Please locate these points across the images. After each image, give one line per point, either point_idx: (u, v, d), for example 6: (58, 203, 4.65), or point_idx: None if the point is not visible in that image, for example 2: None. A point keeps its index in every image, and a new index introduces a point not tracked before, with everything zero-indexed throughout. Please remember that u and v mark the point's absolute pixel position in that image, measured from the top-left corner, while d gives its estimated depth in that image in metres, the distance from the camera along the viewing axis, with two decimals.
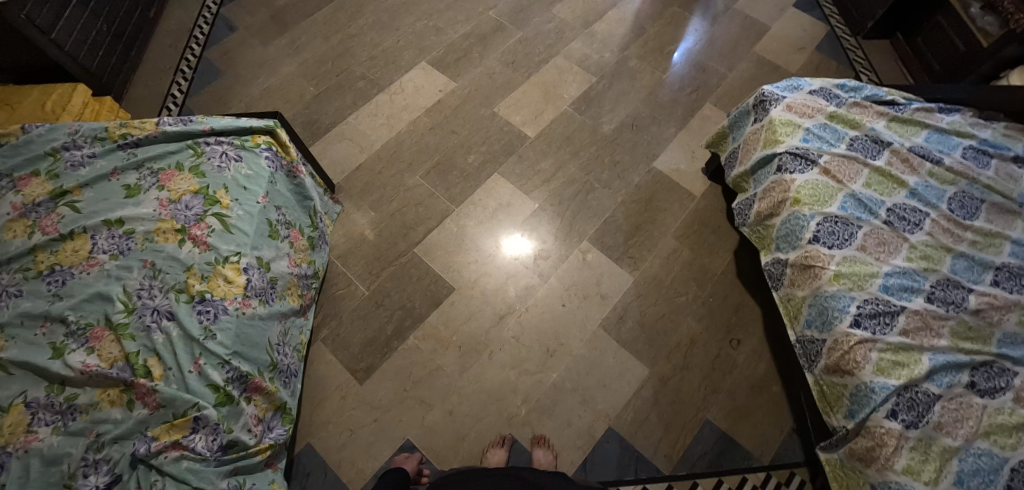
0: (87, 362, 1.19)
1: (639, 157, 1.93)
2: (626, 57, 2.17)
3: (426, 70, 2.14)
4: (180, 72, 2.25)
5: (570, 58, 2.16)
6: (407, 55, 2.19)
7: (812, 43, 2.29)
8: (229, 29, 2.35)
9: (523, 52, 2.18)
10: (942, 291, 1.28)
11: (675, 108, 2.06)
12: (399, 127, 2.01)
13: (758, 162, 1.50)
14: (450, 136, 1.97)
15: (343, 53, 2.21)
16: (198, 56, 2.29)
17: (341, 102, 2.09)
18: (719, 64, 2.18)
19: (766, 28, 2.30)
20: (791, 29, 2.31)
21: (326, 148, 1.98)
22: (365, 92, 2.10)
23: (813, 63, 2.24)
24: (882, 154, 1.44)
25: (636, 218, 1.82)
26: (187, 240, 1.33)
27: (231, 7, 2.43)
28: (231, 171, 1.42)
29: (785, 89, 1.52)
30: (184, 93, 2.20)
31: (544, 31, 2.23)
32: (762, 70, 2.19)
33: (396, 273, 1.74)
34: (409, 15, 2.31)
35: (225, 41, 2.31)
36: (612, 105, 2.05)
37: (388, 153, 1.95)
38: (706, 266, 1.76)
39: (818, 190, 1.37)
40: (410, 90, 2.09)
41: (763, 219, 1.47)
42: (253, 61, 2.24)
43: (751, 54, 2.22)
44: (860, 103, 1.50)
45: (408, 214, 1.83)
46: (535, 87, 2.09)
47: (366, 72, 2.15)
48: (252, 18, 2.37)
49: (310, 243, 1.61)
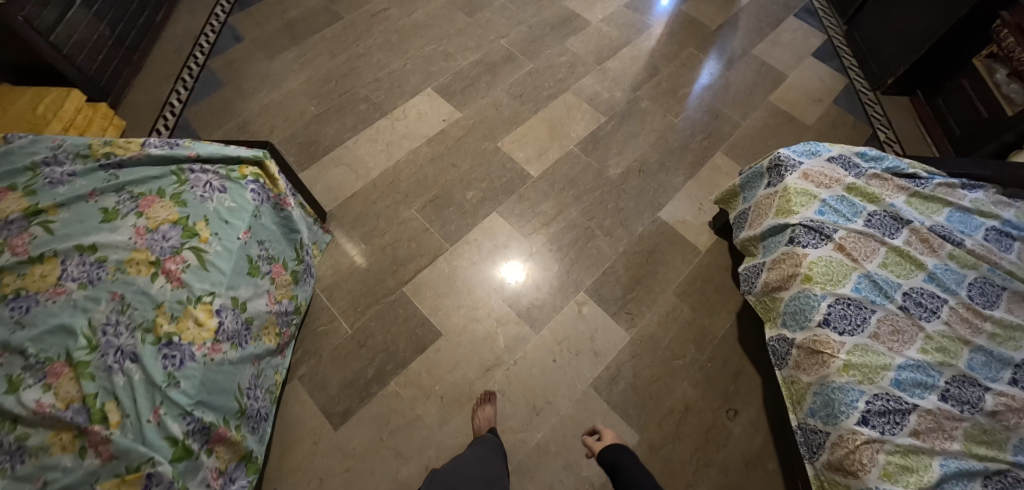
0: (42, 401, 1.09)
1: (644, 205, 1.86)
2: (638, 98, 2.10)
3: (431, 97, 2.08)
4: (180, 80, 2.19)
5: (580, 94, 2.09)
6: (413, 80, 2.12)
7: (831, 95, 2.22)
8: (235, 38, 2.29)
9: (533, 84, 2.11)
10: (957, 389, 1.20)
11: (685, 155, 1.98)
12: (398, 155, 1.94)
13: (768, 230, 1.42)
14: (450, 169, 1.90)
15: (348, 73, 2.15)
16: (200, 65, 2.23)
17: (342, 124, 2.02)
18: (734, 111, 2.10)
19: (784, 76, 2.23)
20: (811, 79, 2.24)
21: (321, 172, 1.92)
22: (367, 116, 2.03)
23: (830, 116, 2.16)
24: (900, 233, 1.36)
25: (636, 270, 1.74)
26: (160, 274, 1.25)
27: (238, 16, 2.37)
28: (214, 202, 1.35)
29: (802, 154, 1.44)
30: (183, 103, 2.14)
31: (556, 64, 2.17)
32: (778, 121, 2.11)
33: (381, 313, 1.67)
34: (419, 37, 2.24)
35: (229, 50, 2.25)
36: (619, 147, 1.97)
37: (385, 183, 1.88)
38: (706, 328, 1.68)
39: (831, 268, 1.29)
40: (413, 116, 2.02)
41: (771, 290, 1.39)
42: (255, 74, 2.18)
43: (767, 102, 2.15)
44: (880, 175, 1.42)
45: (400, 249, 1.76)
46: (542, 122, 2.01)
47: (369, 94, 2.09)
48: (258, 29, 2.31)
49: (294, 277, 1.55)
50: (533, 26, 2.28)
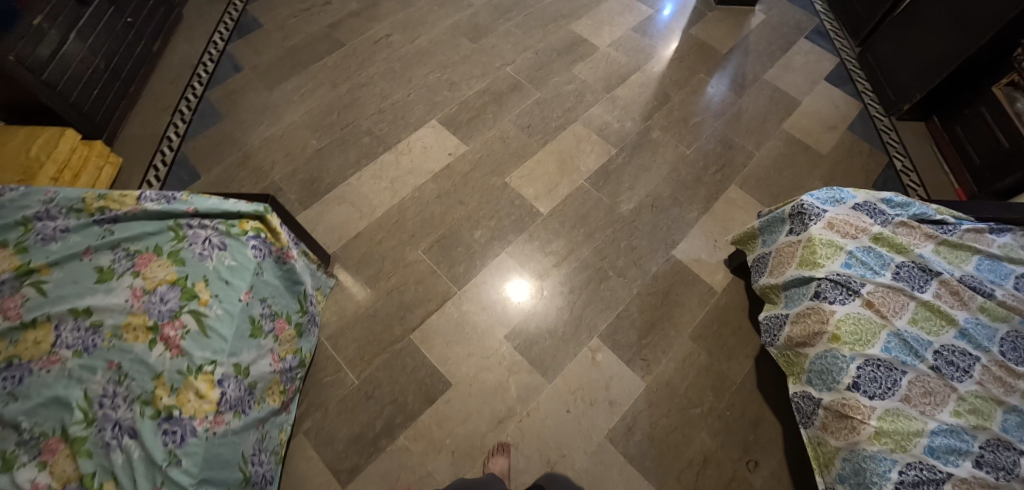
0: (37, 481, 1.04)
1: (657, 242, 1.80)
2: (649, 128, 2.04)
3: (437, 129, 2.01)
4: (178, 112, 2.13)
5: (589, 125, 2.04)
6: (417, 111, 2.06)
7: (845, 121, 2.16)
8: (234, 68, 2.23)
9: (540, 115, 2.06)
10: (992, 455, 1.14)
11: (699, 188, 1.92)
12: (403, 192, 1.88)
13: (792, 281, 1.37)
14: (457, 207, 1.84)
15: (350, 104, 2.09)
16: (199, 97, 2.18)
17: (344, 159, 1.96)
18: (747, 141, 2.05)
19: (797, 103, 2.18)
20: (824, 105, 2.19)
21: (324, 210, 1.86)
22: (370, 150, 1.97)
23: (845, 144, 2.11)
24: (929, 285, 1.30)
25: (651, 313, 1.69)
26: (158, 341, 1.19)
27: (236, 43, 2.32)
28: (213, 260, 1.29)
29: (826, 201, 1.38)
30: (181, 136, 2.08)
31: (564, 93, 2.11)
32: (792, 150, 2.05)
33: (389, 362, 1.61)
34: (423, 66, 2.18)
35: (227, 80, 2.19)
36: (631, 181, 1.92)
37: (390, 222, 1.82)
38: (724, 373, 1.63)
39: (860, 326, 1.24)
40: (418, 150, 1.96)
41: (795, 345, 1.33)
42: (255, 105, 2.12)
43: (781, 130, 2.09)
44: (908, 223, 1.36)
45: (407, 294, 1.71)
46: (551, 155, 1.96)
47: (372, 126, 2.03)
48: (258, 58, 2.25)
49: (298, 330, 1.49)
50: (539, 53, 2.22)
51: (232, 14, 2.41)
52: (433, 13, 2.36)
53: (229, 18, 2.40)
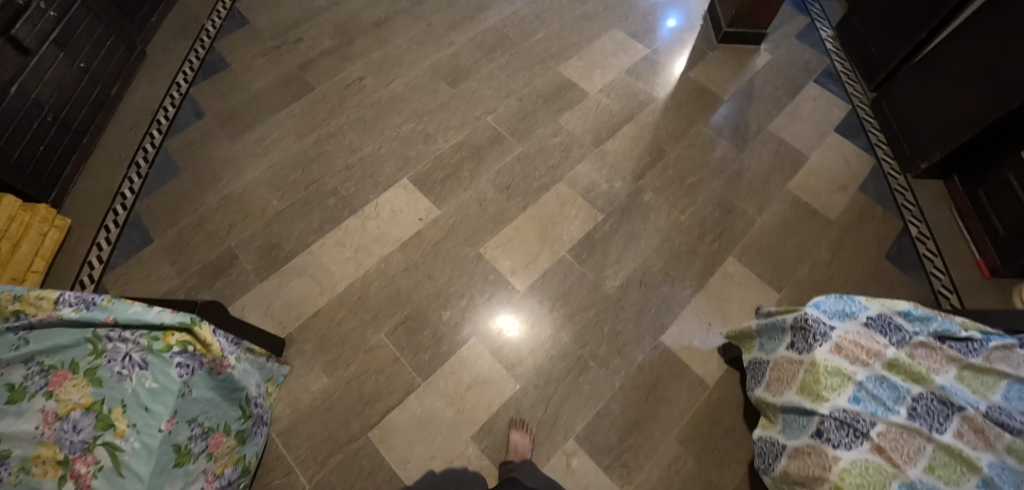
0: None
1: (644, 326, 1.64)
2: (641, 188, 1.86)
3: (407, 189, 1.85)
4: (135, 165, 1.99)
5: (575, 185, 1.86)
6: (388, 168, 1.89)
7: (857, 180, 1.97)
8: (196, 114, 2.08)
9: (521, 173, 1.88)
10: None
11: (693, 261, 1.75)
12: (368, 264, 1.72)
13: (791, 407, 1.20)
14: (426, 282, 1.68)
15: (317, 158, 1.93)
16: (157, 147, 2.03)
17: (307, 223, 1.80)
18: (748, 204, 1.86)
19: (803, 158, 1.99)
20: (834, 161, 2.00)
21: (282, 283, 1.71)
22: (335, 213, 1.82)
23: (857, 207, 1.91)
24: (950, 423, 1.11)
25: (634, 411, 1.53)
26: (66, 480, 1.05)
27: (201, 86, 2.17)
28: (133, 382, 1.14)
29: (834, 315, 1.21)
30: (136, 192, 1.94)
31: (548, 146, 1.93)
32: (798, 214, 1.87)
33: (343, 464, 1.47)
34: (397, 114, 2.01)
35: (188, 129, 2.05)
36: (618, 253, 1.74)
37: (352, 298, 1.67)
38: (714, 484, 1.45)
39: (869, 477, 1.06)
40: (387, 214, 1.80)
41: (791, 483, 1.16)
42: (216, 159, 1.97)
43: (786, 191, 1.91)
44: (927, 343, 1.18)
45: (366, 384, 1.56)
46: (531, 222, 1.78)
47: (339, 185, 1.87)
48: (222, 103, 2.10)
49: (239, 438, 1.36)
50: (524, 99, 2.05)
51: (198, 52, 2.27)
52: (412, 52, 2.19)
53: (195, 56, 2.26)
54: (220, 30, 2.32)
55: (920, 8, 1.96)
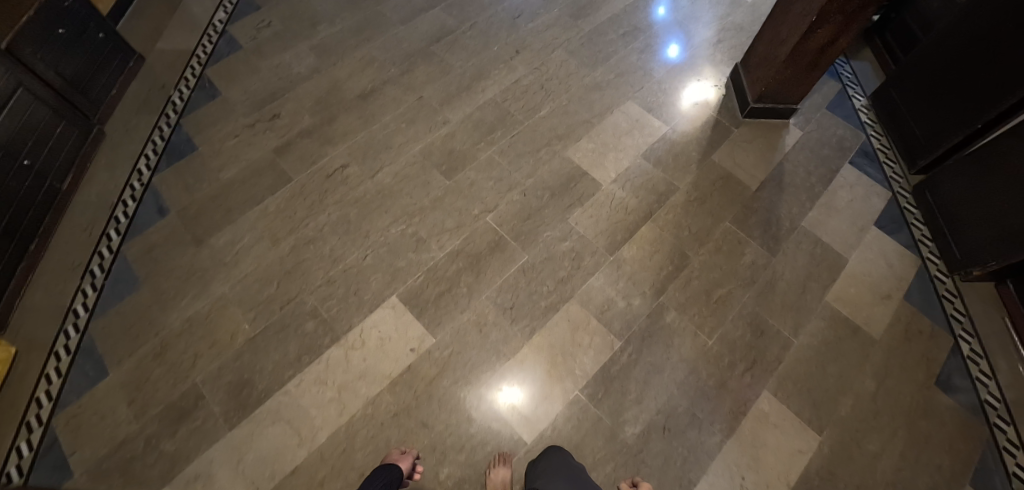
0: None
1: (669, 483, 1.44)
2: (662, 306, 1.64)
3: (397, 310, 1.63)
4: (89, 274, 1.76)
5: (588, 303, 1.64)
6: (375, 283, 1.67)
7: (901, 287, 1.76)
8: (158, 211, 1.85)
9: (527, 289, 1.65)
10: None
11: (722, 398, 1.54)
12: (353, 407, 1.51)
13: None
14: (419, 431, 1.48)
15: (294, 270, 1.70)
16: (116, 250, 1.80)
17: (282, 354, 1.58)
18: (783, 323, 1.65)
19: (842, 262, 1.78)
20: (875, 264, 1.79)
21: (254, 432, 1.49)
22: (314, 341, 1.60)
23: (903, 321, 1.71)
24: None
25: None
26: None
27: (165, 174, 1.93)
28: None
29: None
30: (90, 309, 1.71)
31: (557, 254, 1.70)
32: (838, 334, 1.66)
33: None
34: (384, 213, 1.78)
35: (150, 230, 1.81)
36: (638, 390, 1.53)
37: (335, 452, 1.46)
38: None
39: None
40: (374, 343, 1.58)
41: None
42: (180, 268, 1.74)
43: (823, 304, 1.70)
44: None
45: None
46: (538, 351, 1.57)
47: (318, 305, 1.64)
48: (188, 197, 1.87)
49: None
50: (528, 193, 1.81)
51: (163, 130, 2.04)
52: (401, 132, 1.94)
53: (159, 135, 2.03)
54: (188, 104, 2.09)
55: (976, 95, 1.73)
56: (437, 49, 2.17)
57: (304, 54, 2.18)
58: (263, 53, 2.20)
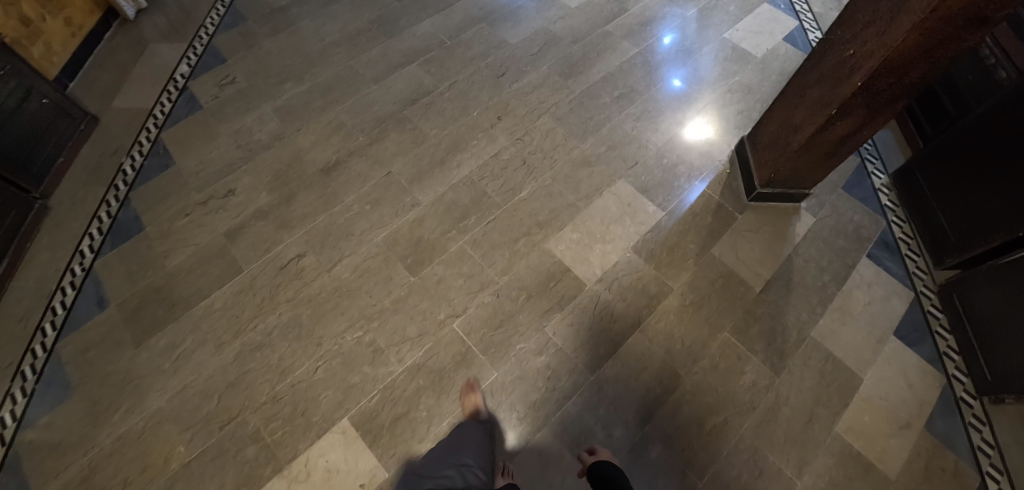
0: None
1: None
2: (647, 438, 1.45)
3: (347, 436, 1.45)
4: (19, 376, 1.57)
5: (563, 433, 1.45)
6: (325, 401, 1.49)
7: (922, 413, 1.55)
8: (98, 304, 1.68)
9: (494, 414, 1.47)
10: None
11: None
12: None
13: None
14: None
15: (237, 382, 1.53)
16: (50, 348, 1.62)
17: (218, 485, 1.41)
18: (784, 459, 1.45)
19: (855, 382, 1.57)
20: (892, 385, 1.58)
21: None
22: (254, 471, 1.43)
23: (923, 457, 1.49)
24: None
25: None
26: None
27: (109, 259, 1.76)
28: None
29: None
30: (19, 418, 1.51)
31: (530, 371, 1.51)
32: (848, 473, 1.45)
33: None
34: (340, 315, 1.60)
35: (88, 326, 1.65)
36: None
37: None
38: None
39: None
40: (319, 476, 1.41)
41: None
42: (116, 374, 1.57)
43: (831, 436, 1.49)
44: None
45: None
46: None
47: (261, 426, 1.47)
48: (130, 287, 1.70)
49: None
50: (500, 294, 1.62)
51: (111, 205, 1.87)
52: (364, 216, 1.75)
53: (106, 211, 1.86)
54: (139, 174, 1.92)
55: (1013, 197, 1.49)
56: (411, 113, 1.97)
57: (267, 117, 2.00)
58: (224, 115, 2.03)
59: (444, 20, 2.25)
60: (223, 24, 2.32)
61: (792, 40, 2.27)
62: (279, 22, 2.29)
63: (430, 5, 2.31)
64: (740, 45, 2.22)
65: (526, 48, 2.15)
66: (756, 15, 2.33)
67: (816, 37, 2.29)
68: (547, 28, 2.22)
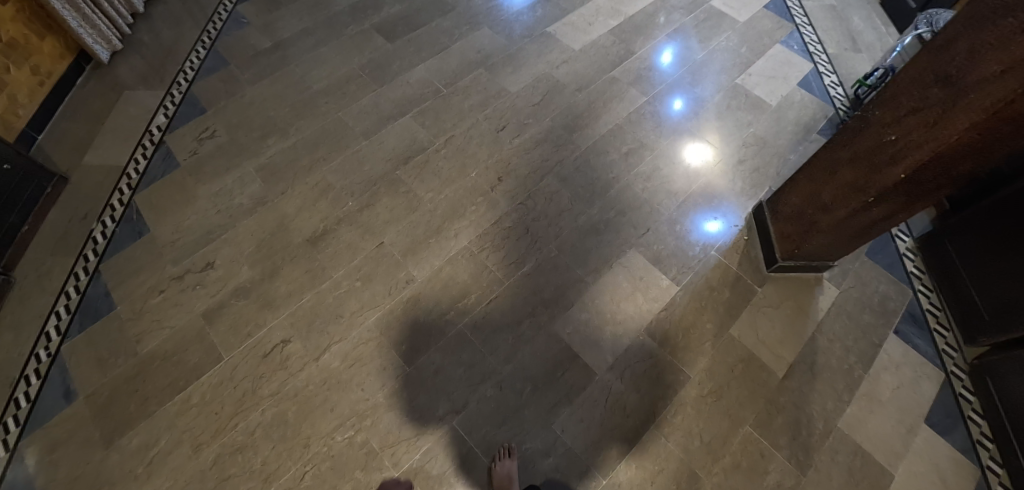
0: None
1: None
2: None
3: None
4: None
5: None
6: None
7: None
8: (64, 396, 1.53)
9: None
10: None
11: None
12: None
13: None
14: None
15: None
16: (9, 449, 1.46)
17: None
18: None
19: (886, 480, 1.45)
20: (926, 482, 1.46)
21: None
22: None
23: None
24: None
25: None
26: None
27: (76, 343, 1.61)
28: None
29: None
30: None
31: (537, 476, 1.39)
32: None
33: None
34: (329, 412, 1.47)
35: (52, 422, 1.49)
36: None
37: None
38: None
39: None
40: None
41: None
42: (83, 481, 1.42)
43: None
44: None
45: None
46: None
47: None
48: (100, 377, 1.56)
49: None
50: (504, 385, 1.49)
51: (79, 279, 1.72)
52: (355, 294, 1.62)
53: (74, 286, 1.71)
54: (111, 243, 1.78)
55: None
56: (404, 173, 1.82)
57: (249, 177, 1.85)
58: (202, 175, 1.88)
59: (440, 65, 2.11)
60: (203, 68, 2.17)
61: (807, 85, 2.16)
62: (263, 67, 2.14)
63: (424, 48, 2.17)
64: (753, 92, 2.10)
65: (528, 98, 2.01)
66: (768, 57, 2.22)
67: (831, 81, 2.19)
68: (550, 74, 2.08)
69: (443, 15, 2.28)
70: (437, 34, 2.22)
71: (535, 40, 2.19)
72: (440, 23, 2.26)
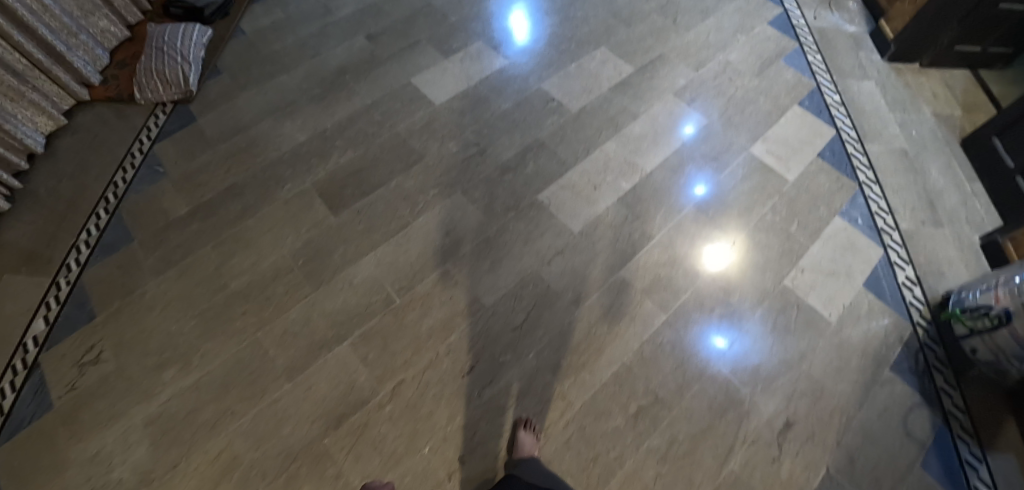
0: None
1: None
2: None
3: None
4: None
5: None
6: None
7: None
8: None
9: None
10: None
11: None
12: None
13: None
14: None
15: None
16: None
17: None
18: None
19: None
20: None
21: None
22: None
23: None
24: None
25: None
26: None
27: None
28: None
29: None
30: None
31: None
32: None
33: None
34: None
35: None
36: None
37: None
38: None
39: None
40: None
41: None
42: None
43: None
44: None
45: None
46: None
47: None
48: None
49: None
50: None
51: None
52: None
53: None
54: None
55: None
56: (334, 444, 1.37)
57: (134, 437, 1.40)
58: (79, 427, 1.41)
59: (396, 255, 1.62)
60: (101, 243, 1.71)
61: (876, 284, 1.65)
62: (173, 248, 1.68)
63: (378, 224, 1.68)
64: (806, 300, 1.61)
65: (507, 316, 1.52)
66: (825, 240, 1.71)
67: (906, 276, 1.67)
68: (539, 274, 1.59)
69: (406, 170, 1.79)
70: (395, 201, 1.73)
71: (522, 215, 1.69)
72: (401, 183, 1.76)
